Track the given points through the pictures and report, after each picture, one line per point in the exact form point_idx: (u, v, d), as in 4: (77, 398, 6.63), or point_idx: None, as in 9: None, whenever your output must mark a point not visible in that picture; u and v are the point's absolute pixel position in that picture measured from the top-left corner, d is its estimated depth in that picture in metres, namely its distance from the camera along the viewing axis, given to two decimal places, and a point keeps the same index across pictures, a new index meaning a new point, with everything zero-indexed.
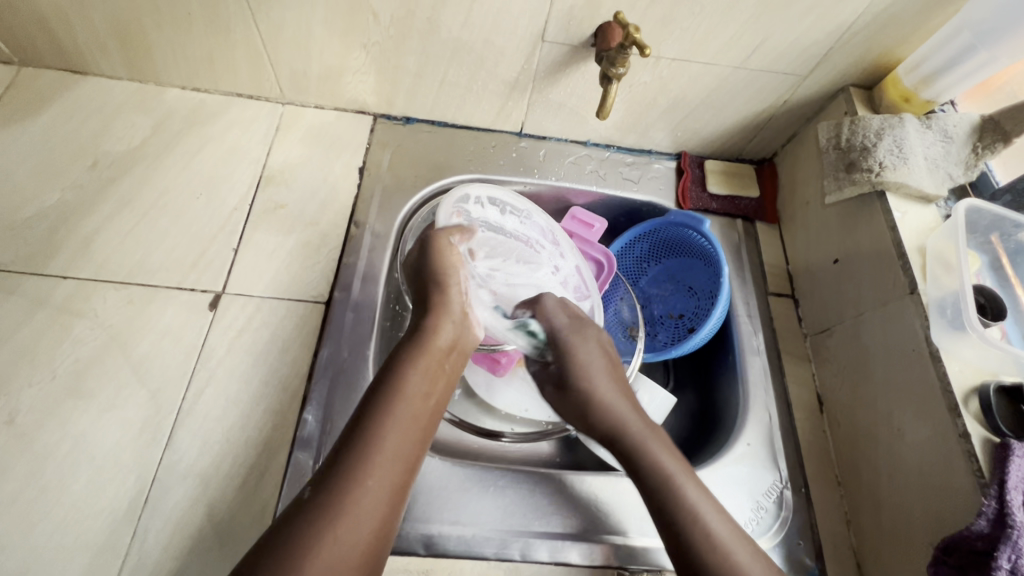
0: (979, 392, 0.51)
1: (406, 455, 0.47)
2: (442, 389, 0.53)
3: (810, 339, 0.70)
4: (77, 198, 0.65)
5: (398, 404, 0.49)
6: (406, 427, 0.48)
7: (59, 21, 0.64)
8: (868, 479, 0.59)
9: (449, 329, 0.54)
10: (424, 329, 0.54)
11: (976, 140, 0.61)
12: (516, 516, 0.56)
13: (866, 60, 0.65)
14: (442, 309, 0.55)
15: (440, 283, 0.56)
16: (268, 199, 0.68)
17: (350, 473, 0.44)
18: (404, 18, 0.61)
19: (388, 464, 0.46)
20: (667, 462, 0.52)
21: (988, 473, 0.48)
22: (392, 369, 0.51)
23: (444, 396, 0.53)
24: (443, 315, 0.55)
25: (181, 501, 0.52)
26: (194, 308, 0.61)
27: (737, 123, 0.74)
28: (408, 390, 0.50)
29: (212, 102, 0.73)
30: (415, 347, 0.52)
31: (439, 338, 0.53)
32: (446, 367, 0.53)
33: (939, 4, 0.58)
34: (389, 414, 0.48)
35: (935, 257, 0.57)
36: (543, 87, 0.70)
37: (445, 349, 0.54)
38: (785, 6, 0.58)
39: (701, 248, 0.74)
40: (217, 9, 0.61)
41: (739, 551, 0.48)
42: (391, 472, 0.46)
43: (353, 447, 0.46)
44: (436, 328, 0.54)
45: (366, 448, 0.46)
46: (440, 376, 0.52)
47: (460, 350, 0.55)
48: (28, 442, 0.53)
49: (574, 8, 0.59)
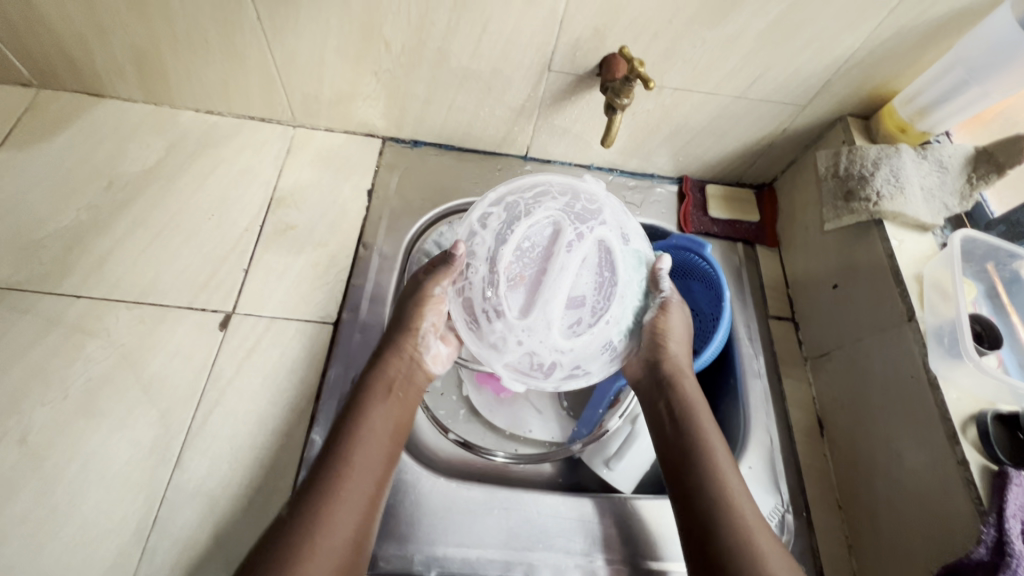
0: (976, 419, 0.52)
1: (376, 480, 0.49)
2: (402, 417, 0.54)
3: (809, 362, 0.71)
4: (92, 219, 0.67)
5: (359, 433, 0.50)
6: (372, 456, 0.49)
7: (80, 47, 0.65)
8: (868, 504, 0.59)
9: (403, 364, 0.56)
10: (383, 362, 0.55)
11: (971, 171, 0.63)
12: (520, 539, 0.57)
13: (863, 91, 0.67)
14: (397, 349, 0.56)
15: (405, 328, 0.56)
16: (279, 220, 0.70)
17: (317, 501, 0.45)
18: (415, 47, 0.63)
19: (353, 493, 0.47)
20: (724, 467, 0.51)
21: (987, 501, 0.48)
22: (356, 402, 0.52)
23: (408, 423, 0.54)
24: (397, 352, 0.56)
25: (190, 520, 0.52)
26: (205, 328, 0.62)
27: (738, 150, 0.76)
28: (371, 419, 0.51)
29: (224, 125, 0.75)
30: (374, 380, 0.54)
31: (393, 370, 0.55)
32: (406, 398, 0.55)
33: (933, 39, 0.60)
34: (351, 443, 0.49)
35: (932, 285, 0.58)
36: (549, 114, 0.71)
37: (403, 378, 0.55)
38: (784, 39, 0.59)
39: (701, 270, 0.73)
40: (234, 37, 0.63)
41: (762, 539, 0.47)
42: (357, 500, 0.47)
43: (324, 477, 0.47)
44: (388, 362, 0.55)
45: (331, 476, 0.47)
46: (398, 403, 0.54)
47: (412, 384, 0.56)
48: (39, 461, 0.53)
49: (580, 40, 0.61)
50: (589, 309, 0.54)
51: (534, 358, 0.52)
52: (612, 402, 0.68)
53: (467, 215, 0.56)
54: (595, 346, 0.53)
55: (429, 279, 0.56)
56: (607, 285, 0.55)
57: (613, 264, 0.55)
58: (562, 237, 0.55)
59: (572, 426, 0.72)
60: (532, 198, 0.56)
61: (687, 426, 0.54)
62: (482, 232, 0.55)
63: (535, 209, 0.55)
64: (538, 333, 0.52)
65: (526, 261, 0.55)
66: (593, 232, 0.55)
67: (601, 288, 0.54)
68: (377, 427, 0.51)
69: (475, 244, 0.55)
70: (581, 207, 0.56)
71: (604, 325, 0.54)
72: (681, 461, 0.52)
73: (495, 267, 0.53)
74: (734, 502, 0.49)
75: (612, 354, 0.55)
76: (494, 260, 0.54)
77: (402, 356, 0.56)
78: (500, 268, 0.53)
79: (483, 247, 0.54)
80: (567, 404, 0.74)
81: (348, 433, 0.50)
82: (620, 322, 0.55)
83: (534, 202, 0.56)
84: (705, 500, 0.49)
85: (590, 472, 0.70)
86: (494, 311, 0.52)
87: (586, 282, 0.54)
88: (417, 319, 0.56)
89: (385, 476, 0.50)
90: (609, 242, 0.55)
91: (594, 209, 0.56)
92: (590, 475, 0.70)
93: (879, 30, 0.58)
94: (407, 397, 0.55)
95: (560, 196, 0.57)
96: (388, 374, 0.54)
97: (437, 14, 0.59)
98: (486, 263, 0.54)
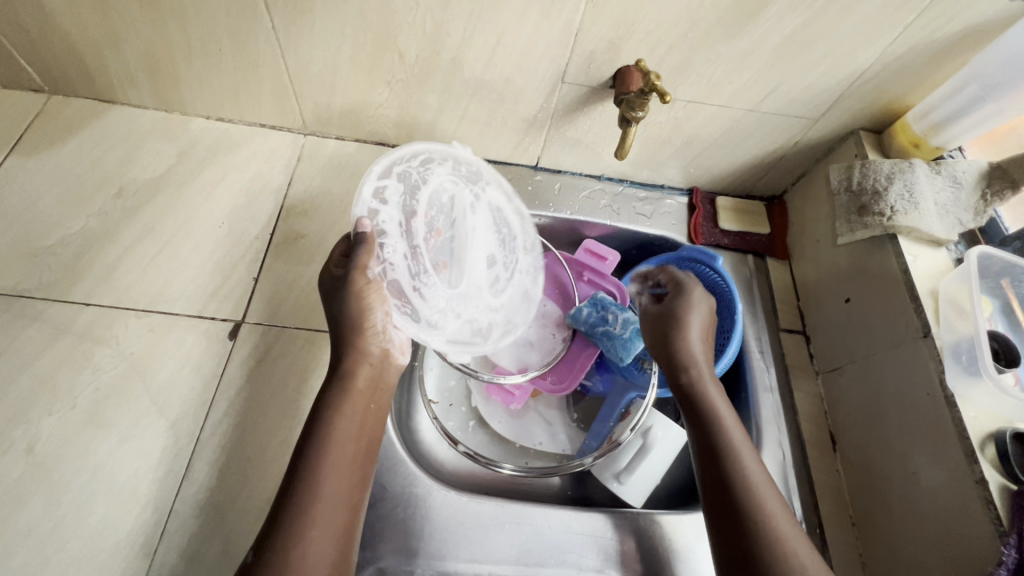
0: (995, 438, 0.52)
1: (352, 497, 0.48)
2: (372, 427, 0.52)
3: (821, 375, 0.70)
4: (102, 225, 0.66)
5: (331, 451, 0.48)
6: (346, 473, 0.48)
7: (93, 54, 0.65)
8: (882, 523, 0.59)
9: (367, 370, 0.52)
10: (344, 370, 0.51)
11: (985, 187, 0.63)
12: (531, 554, 0.56)
13: (875, 106, 0.67)
14: (358, 352, 0.52)
15: (357, 328, 0.52)
16: (289, 229, 0.69)
17: (294, 527, 0.44)
18: (429, 58, 0.63)
19: (331, 512, 0.46)
20: (753, 472, 0.49)
21: (1007, 521, 0.48)
22: (317, 422, 0.49)
23: (375, 433, 0.52)
24: (359, 356, 0.52)
25: (198, 534, 0.52)
26: (215, 337, 0.61)
27: (749, 162, 0.76)
28: (339, 441, 0.48)
29: (234, 132, 0.75)
30: (335, 394, 0.50)
31: (360, 378, 0.52)
32: (373, 406, 0.52)
33: (948, 55, 0.60)
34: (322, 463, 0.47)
35: (947, 301, 0.58)
36: (561, 125, 0.71)
37: (369, 383, 0.52)
38: (798, 54, 0.59)
39: (710, 283, 0.74)
40: (247, 46, 0.63)
41: (774, 507, 0.47)
42: (331, 534, 0.45)
43: (299, 501, 0.45)
44: (354, 370, 0.51)
45: (306, 498, 0.45)
46: (368, 414, 0.52)
47: (380, 388, 0.53)
48: (46, 472, 0.53)
49: (594, 53, 0.61)
50: (501, 265, 0.62)
51: (472, 323, 0.59)
52: (622, 415, 0.68)
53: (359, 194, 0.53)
54: (514, 296, 0.63)
55: (354, 269, 0.51)
56: (509, 240, 0.62)
57: (507, 222, 0.62)
58: (458, 204, 0.59)
59: (581, 437, 0.71)
60: (421, 166, 0.57)
61: (702, 398, 0.54)
62: (384, 207, 0.54)
63: (427, 177, 0.57)
64: (472, 298, 0.59)
65: (435, 231, 0.58)
66: (484, 196, 0.61)
67: (505, 244, 0.62)
68: (347, 444, 0.49)
69: (381, 222, 0.54)
70: (464, 173, 0.60)
71: (518, 277, 0.63)
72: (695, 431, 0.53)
73: (411, 240, 0.55)
74: (747, 470, 0.49)
75: (532, 304, 0.65)
76: (408, 234, 0.55)
77: (363, 358, 0.52)
78: (418, 241, 0.55)
79: (392, 223, 0.54)
80: (577, 415, 0.73)
81: (315, 463, 0.47)
82: (529, 271, 0.63)
83: (424, 170, 0.57)
84: (722, 470, 0.49)
85: (599, 485, 0.69)
86: (425, 284, 0.55)
87: (494, 242, 0.61)
88: (367, 315, 0.51)
89: (358, 500, 0.48)
90: (497, 203, 0.62)
91: (476, 174, 0.61)
92: (598, 488, 0.69)
93: (895, 45, 0.58)
94: (376, 400, 0.53)
95: (442, 162, 0.59)
96: (356, 383, 0.52)
97: (453, 24, 0.59)
98: (400, 238, 0.54)
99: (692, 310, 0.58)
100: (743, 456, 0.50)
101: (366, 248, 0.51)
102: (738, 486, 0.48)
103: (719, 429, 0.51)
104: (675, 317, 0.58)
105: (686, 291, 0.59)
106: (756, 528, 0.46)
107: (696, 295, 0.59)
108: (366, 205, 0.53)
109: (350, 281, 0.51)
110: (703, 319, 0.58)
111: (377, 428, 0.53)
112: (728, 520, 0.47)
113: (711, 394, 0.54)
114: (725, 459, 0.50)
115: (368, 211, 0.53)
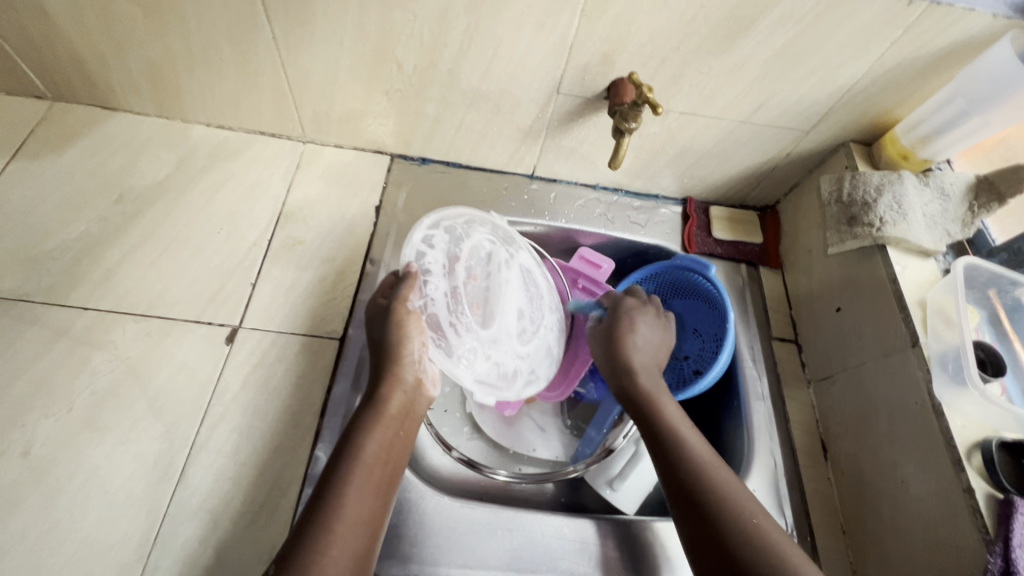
0: (981, 447, 0.53)
1: (372, 516, 0.47)
2: (400, 453, 0.52)
3: (813, 385, 0.71)
4: (101, 231, 0.67)
5: (357, 468, 0.48)
6: (367, 491, 0.47)
7: (96, 62, 0.67)
8: (874, 531, 0.59)
9: (400, 397, 0.53)
10: (380, 396, 0.52)
11: (972, 199, 0.64)
12: (524, 560, 0.57)
13: (865, 119, 0.68)
14: (396, 378, 0.53)
15: (395, 355, 0.53)
16: (287, 235, 0.70)
17: (314, 540, 0.43)
18: (427, 68, 0.64)
19: (352, 528, 0.45)
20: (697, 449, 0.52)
21: (993, 529, 0.49)
22: (349, 444, 0.49)
23: (401, 462, 0.52)
24: (395, 383, 0.53)
25: (191, 538, 0.52)
26: (211, 342, 0.62)
27: (742, 172, 0.77)
28: (366, 464, 0.48)
29: (234, 139, 0.76)
30: (368, 418, 0.51)
31: (392, 404, 0.52)
32: (402, 434, 0.52)
33: (935, 70, 0.61)
34: (349, 479, 0.47)
35: (935, 311, 0.59)
36: (556, 135, 0.72)
37: (403, 412, 0.53)
38: (788, 68, 0.61)
39: (704, 291, 0.74)
40: (248, 55, 0.64)
41: (724, 476, 0.50)
42: (350, 557, 0.44)
43: (321, 512, 0.45)
44: (388, 396, 0.52)
45: (328, 510, 0.45)
46: (398, 441, 0.51)
47: (411, 418, 0.54)
48: (41, 475, 0.53)
49: (588, 65, 0.62)
50: (530, 320, 0.64)
51: (499, 368, 0.60)
52: (615, 422, 0.68)
53: (409, 236, 0.56)
54: (540, 350, 0.65)
55: (397, 300, 0.53)
56: (536, 299, 0.65)
57: (536, 282, 0.66)
58: (496, 259, 0.61)
59: (575, 444, 0.72)
60: (464, 223, 0.60)
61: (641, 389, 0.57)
62: (431, 250, 0.57)
63: (472, 230, 0.61)
64: (501, 343, 0.60)
65: (474, 282, 0.59)
66: (517, 258, 0.64)
67: (533, 301, 0.65)
68: (372, 463, 0.49)
69: (427, 262, 0.56)
70: (501, 234, 0.64)
71: (543, 332, 0.66)
72: (640, 422, 0.55)
73: (453, 281, 0.57)
74: (692, 448, 0.52)
75: (552, 359, 0.68)
76: (450, 274, 0.57)
77: (399, 385, 0.53)
78: (458, 282, 0.57)
79: (437, 263, 0.57)
80: (570, 423, 0.74)
81: (341, 482, 0.47)
82: (552, 327, 0.67)
83: (467, 227, 0.61)
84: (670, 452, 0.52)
85: (592, 493, 0.70)
86: (461, 323, 0.56)
87: (526, 298, 0.64)
88: (405, 344, 0.53)
89: (377, 527, 0.48)
90: (528, 266, 0.66)
91: (509, 237, 0.65)
92: (591, 495, 0.70)
93: (882, 59, 0.59)
94: (406, 428, 0.53)
95: (482, 225, 0.62)
96: (388, 409, 0.52)
97: (450, 37, 0.60)
98: (442, 277, 0.57)
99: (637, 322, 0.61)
100: (685, 435, 0.53)
101: (411, 283, 0.54)
102: (686, 463, 0.50)
103: (659, 414, 0.55)
104: (619, 329, 0.61)
105: (629, 306, 0.63)
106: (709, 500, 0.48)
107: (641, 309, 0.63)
108: (412, 249, 0.56)
109: (393, 312, 0.53)
110: (647, 330, 0.61)
111: (405, 457, 0.52)
112: (688, 499, 0.48)
113: (648, 387, 0.57)
114: (671, 441, 0.52)
115: (414, 253, 0.56)
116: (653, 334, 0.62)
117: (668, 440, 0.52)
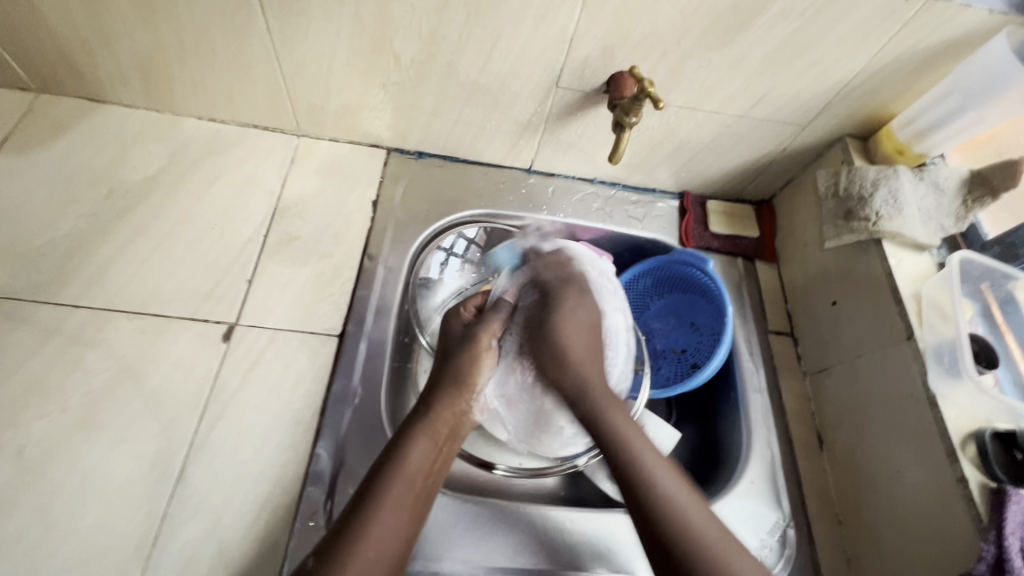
0: (975, 437, 0.54)
1: (410, 521, 0.50)
2: (439, 466, 0.54)
3: (809, 377, 0.71)
4: (92, 227, 0.65)
5: (399, 477, 0.51)
6: (403, 500, 0.50)
7: (83, 53, 0.65)
8: (869, 518, 0.60)
9: (449, 417, 0.57)
10: (433, 413, 0.56)
11: (966, 194, 0.65)
12: (527, 554, 0.57)
13: (862, 113, 0.68)
14: (449, 403, 0.58)
15: (456, 387, 0.59)
16: (283, 231, 0.69)
17: (351, 540, 0.46)
18: (424, 61, 0.63)
19: (387, 535, 0.48)
20: (641, 452, 0.55)
21: (987, 517, 0.50)
22: (395, 453, 0.52)
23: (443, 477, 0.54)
24: (447, 405, 0.58)
25: (192, 537, 0.51)
26: (207, 339, 0.61)
27: (739, 166, 0.77)
28: (409, 473, 0.51)
29: (227, 132, 0.74)
30: (419, 431, 0.54)
31: (441, 420, 0.57)
32: (446, 451, 0.56)
33: (933, 65, 0.61)
34: (388, 488, 0.50)
35: (930, 304, 0.60)
36: (555, 128, 0.72)
37: (450, 430, 0.57)
38: (789, 61, 0.61)
39: (702, 286, 0.76)
40: (242, 47, 0.63)
41: (684, 501, 0.51)
42: (385, 558, 0.47)
43: (360, 518, 0.48)
44: (438, 416, 0.57)
45: (366, 515, 0.48)
46: (440, 454, 0.55)
47: (457, 436, 0.58)
48: (35, 476, 0.52)
49: (588, 58, 0.61)
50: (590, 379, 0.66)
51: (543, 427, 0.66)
52: None
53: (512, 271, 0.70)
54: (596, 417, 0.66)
55: (479, 330, 0.63)
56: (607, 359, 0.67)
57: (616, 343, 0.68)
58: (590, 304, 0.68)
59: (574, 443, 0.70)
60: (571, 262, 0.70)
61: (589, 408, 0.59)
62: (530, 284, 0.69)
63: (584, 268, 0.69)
64: None
65: None
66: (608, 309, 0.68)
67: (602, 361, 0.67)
68: (411, 472, 0.51)
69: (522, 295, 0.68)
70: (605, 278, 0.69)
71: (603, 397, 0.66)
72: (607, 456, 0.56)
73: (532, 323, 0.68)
74: (664, 489, 0.52)
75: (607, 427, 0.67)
76: None
77: (451, 408, 0.58)
78: None
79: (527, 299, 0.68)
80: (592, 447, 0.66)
81: (381, 492, 0.49)
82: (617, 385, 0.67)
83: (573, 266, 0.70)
84: (641, 495, 0.52)
85: (591, 487, 0.69)
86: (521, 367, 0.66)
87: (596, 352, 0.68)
88: (474, 374, 0.61)
89: (412, 537, 0.50)
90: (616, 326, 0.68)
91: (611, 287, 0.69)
92: (591, 488, 0.69)
93: (879, 55, 0.60)
94: (448, 451, 0.56)
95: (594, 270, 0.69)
96: (437, 427, 0.56)
97: (448, 29, 0.59)
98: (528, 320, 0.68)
99: (568, 318, 0.64)
100: (642, 456, 0.54)
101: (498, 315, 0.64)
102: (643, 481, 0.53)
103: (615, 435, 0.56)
104: (554, 331, 0.63)
105: (558, 296, 0.66)
106: (655, 499, 0.51)
107: (568, 299, 0.65)
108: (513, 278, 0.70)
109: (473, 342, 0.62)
110: (578, 327, 0.64)
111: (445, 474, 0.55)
112: (640, 510, 0.51)
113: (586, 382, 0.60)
114: (642, 491, 0.52)
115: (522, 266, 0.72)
116: (580, 315, 0.65)
117: (620, 461, 0.54)
